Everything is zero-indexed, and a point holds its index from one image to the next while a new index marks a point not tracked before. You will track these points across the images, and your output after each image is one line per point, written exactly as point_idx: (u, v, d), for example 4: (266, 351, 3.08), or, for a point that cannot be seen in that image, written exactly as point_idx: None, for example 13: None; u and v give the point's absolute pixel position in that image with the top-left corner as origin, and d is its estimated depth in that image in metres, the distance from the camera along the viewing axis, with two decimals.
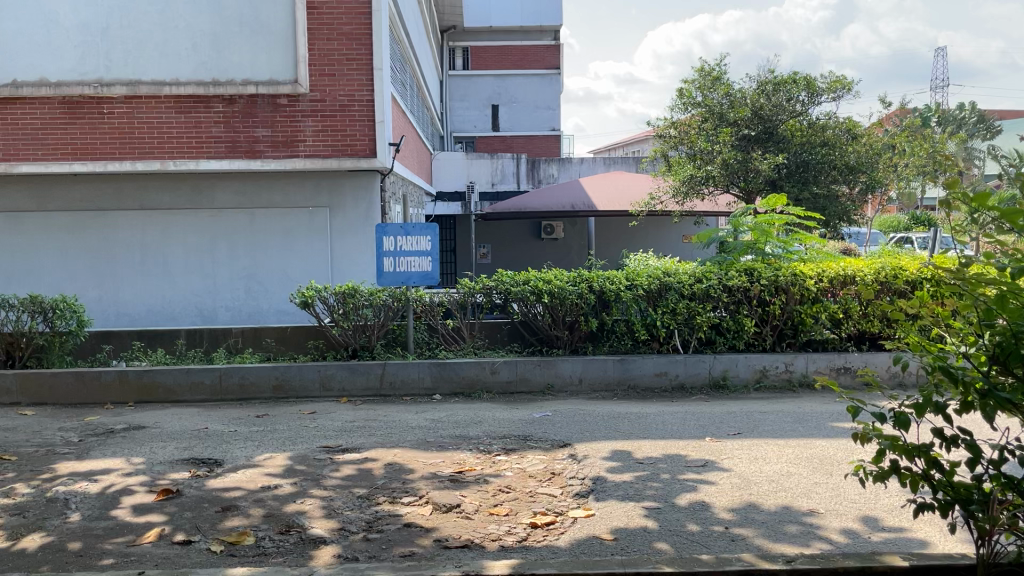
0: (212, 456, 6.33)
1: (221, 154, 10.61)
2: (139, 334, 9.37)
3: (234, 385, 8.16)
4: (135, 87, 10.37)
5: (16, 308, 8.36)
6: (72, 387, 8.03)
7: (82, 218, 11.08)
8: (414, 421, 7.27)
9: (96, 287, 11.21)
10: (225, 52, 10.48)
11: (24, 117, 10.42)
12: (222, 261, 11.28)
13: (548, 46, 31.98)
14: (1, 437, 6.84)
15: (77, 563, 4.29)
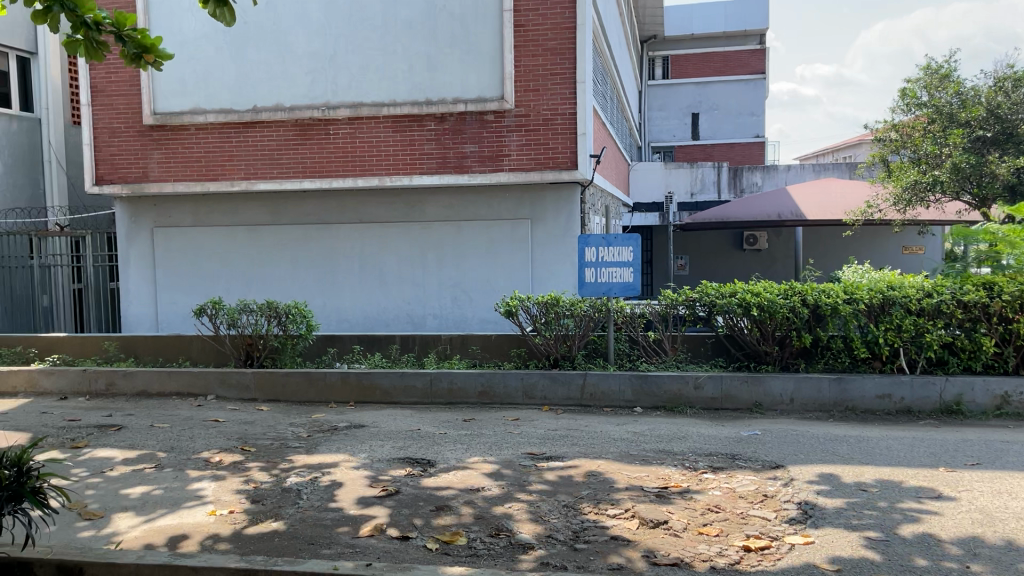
0: (425, 456, 6.64)
1: (432, 169, 11.16)
2: (359, 338, 10.04)
3: (443, 389, 8.51)
4: (357, 109, 11.14)
5: (256, 312, 9.23)
6: (300, 386, 8.73)
7: (310, 230, 12.03)
8: (617, 433, 7.24)
9: (320, 293, 12.11)
10: (438, 72, 11.02)
11: (262, 139, 11.46)
12: (431, 271, 11.85)
13: (752, 51, 31.01)
14: (242, 429, 7.56)
15: (309, 550, 4.62)
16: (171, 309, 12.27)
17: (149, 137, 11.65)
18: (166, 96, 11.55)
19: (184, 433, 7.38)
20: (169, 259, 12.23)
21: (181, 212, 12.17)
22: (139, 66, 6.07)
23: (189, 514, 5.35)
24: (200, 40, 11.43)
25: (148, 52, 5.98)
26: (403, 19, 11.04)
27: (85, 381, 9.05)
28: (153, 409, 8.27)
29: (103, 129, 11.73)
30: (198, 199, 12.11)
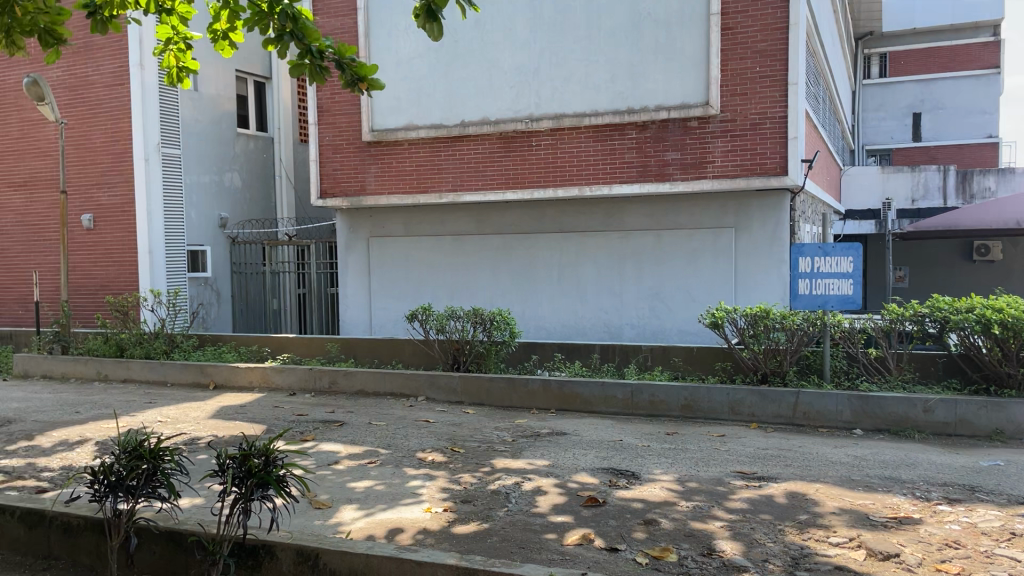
0: (630, 468, 6.56)
1: (633, 178, 11.08)
2: (560, 346, 10.15)
3: (644, 401, 8.40)
4: (560, 121, 11.29)
5: (463, 318, 9.62)
6: (504, 391, 8.93)
7: (510, 240, 12.33)
8: (834, 456, 6.80)
9: (519, 301, 12.37)
10: (641, 80, 10.93)
11: (469, 152, 11.90)
12: (629, 280, 11.76)
13: (985, 44, 28.39)
14: (451, 430, 7.85)
15: (520, 554, 4.66)
16: (383, 314, 13.01)
17: (366, 153, 12.43)
18: (382, 114, 12.28)
19: (399, 432, 7.77)
20: (382, 267, 12.98)
21: (393, 223, 12.87)
22: (355, 91, 6.46)
23: (406, 509, 5.61)
24: (414, 59, 12.05)
25: (361, 79, 6.35)
26: (607, 29, 11.06)
27: (311, 378, 9.79)
28: (370, 408, 8.78)
29: (327, 146, 12.66)
30: (409, 210, 12.76)
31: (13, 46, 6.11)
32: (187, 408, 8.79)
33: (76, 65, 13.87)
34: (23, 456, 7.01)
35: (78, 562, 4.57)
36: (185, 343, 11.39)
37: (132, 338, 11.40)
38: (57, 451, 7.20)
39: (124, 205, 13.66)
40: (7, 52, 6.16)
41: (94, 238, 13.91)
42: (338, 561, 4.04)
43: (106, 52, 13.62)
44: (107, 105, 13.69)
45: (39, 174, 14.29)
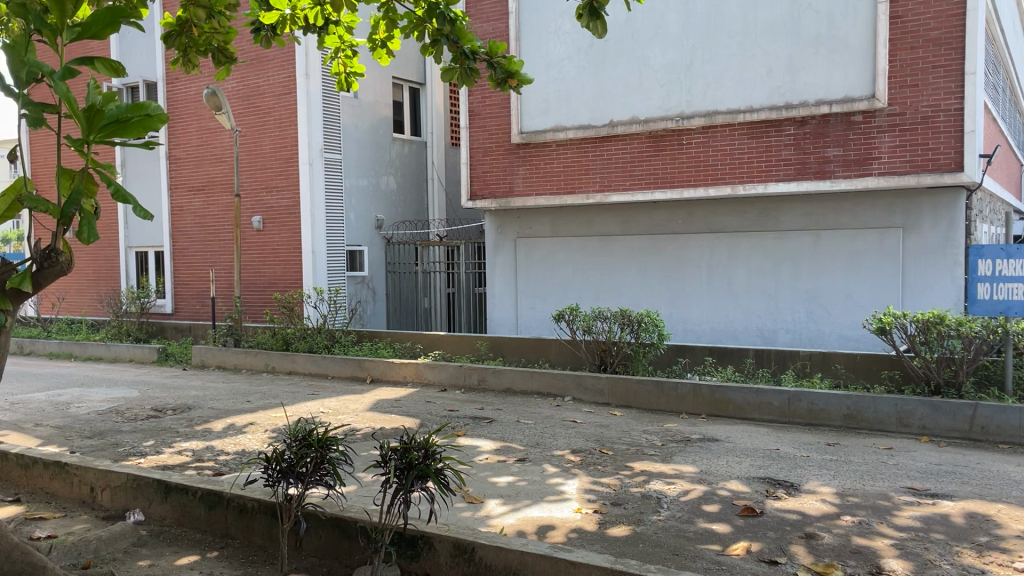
0: (788, 478, 6.29)
1: (790, 176, 10.65)
2: (711, 350, 9.89)
3: (802, 409, 8.04)
4: (712, 118, 11.01)
5: (610, 319, 9.56)
6: (653, 395, 8.79)
7: (659, 240, 12.13)
8: (1019, 475, 6.25)
9: (668, 303, 12.15)
10: (801, 74, 10.48)
11: (617, 152, 11.81)
12: (785, 283, 11.29)
13: None
14: (599, 432, 7.81)
15: (675, 561, 4.56)
16: (530, 314, 13.12)
17: (516, 155, 12.59)
18: (531, 115, 12.38)
19: (547, 431, 7.81)
20: (530, 266, 13.10)
21: (541, 224, 12.96)
22: (505, 91, 6.43)
23: (557, 509, 5.60)
24: (564, 60, 12.08)
25: (512, 76, 6.31)
26: (764, 22, 10.68)
27: (461, 375, 10.02)
28: (518, 406, 8.89)
29: (478, 148, 12.92)
30: (557, 211, 12.81)
31: (189, 65, 6.51)
32: (346, 400, 9.20)
33: (249, 76, 14.84)
34: (202, 440, 7.56)
35: (252, 542, 4.87)
36: (345, 338, 11.94)
37: (296, 332, 12.07)
38: (232, 437, 7.72)
39: (290, 207, 14.50)
40: (184, 71, 6.55)
41: (263, 239, 14.84)
42: (493, 555, 4.08)
43: (276, 64, 14.49)
44: (275, 114, 14.58)
45: (216, 180, 15.41)
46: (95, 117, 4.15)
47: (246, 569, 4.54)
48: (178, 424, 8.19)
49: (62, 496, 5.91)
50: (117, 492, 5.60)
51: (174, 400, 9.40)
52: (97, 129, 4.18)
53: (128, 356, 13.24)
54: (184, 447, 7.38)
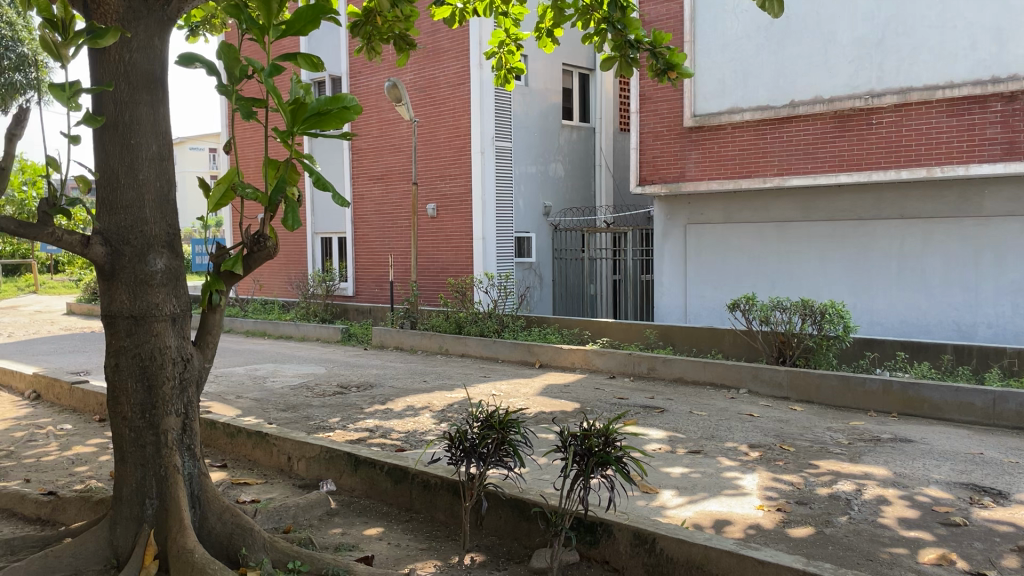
0: (995, 486, 5.78)
1: (996, 157, 9.75)
2: (903, 344, 9.26)
3: (1010, 412, 7.36)
4: (906, 95, 10.28)
5: (790, 310, 9.15)
6: (837, 390, 8.33)
7: (843, 226, 11.47)
8: None
9: (853, 293, 11.48)
10: (1010, 45, 9.56)
11: (799, 134, 11.25)
12: (987, 273, 10.38)
13: None
14: (779, 427, 7.50)
15: (867, 566, 4.31)
16: (700, 302, 12.81)
17: (688, 139, 12.28)
18: (705, 98, 12.04)
19: (722, 424, 7.60)
20: (702, 254, 12.76)
21: (713, 210, 12.58)
22: (664, 82, 6.29)
23: (738, 504, 5.42)
24: (741, 39, 11.65)
25: (673, 69, 6.17)
26: None
27: (631, 364, 9.94)
28: (691, 397, 8.71)
29: (648, 133, 12.71)
30: (730, 196, 12.39)
31: (372, 52, 6.81)
32: (517, 383, 9.37)
33: (425, 68, 15.34)
34: (384, 417, 7.93)
35: (435, 517, 5.05)
36: (514, 323, 12.12)
37: (469, 316, 12.40)
38: (411, 415, 8.05)
39: (463, 195, 14.90)
40: (368, 58, 6.85)
41: (437, 225, 15.35)
42: (675, 548, 4.01)
43: (451, 55, 14.90)
44: (450, 104, 15.00)
45: (394, 169, 16.09)
46: (300, 110, 4.43)
47: (430, 543, 4.72)
48: (361, 401, 8.65)
49: (263, 464, 6.39)
50: (311, 462, 5.98)
51: (358, 377, 9.94)
52: (301, 121, 4.45)
53: (315, 335, 14.13)
54: (367, 423, 7.77)
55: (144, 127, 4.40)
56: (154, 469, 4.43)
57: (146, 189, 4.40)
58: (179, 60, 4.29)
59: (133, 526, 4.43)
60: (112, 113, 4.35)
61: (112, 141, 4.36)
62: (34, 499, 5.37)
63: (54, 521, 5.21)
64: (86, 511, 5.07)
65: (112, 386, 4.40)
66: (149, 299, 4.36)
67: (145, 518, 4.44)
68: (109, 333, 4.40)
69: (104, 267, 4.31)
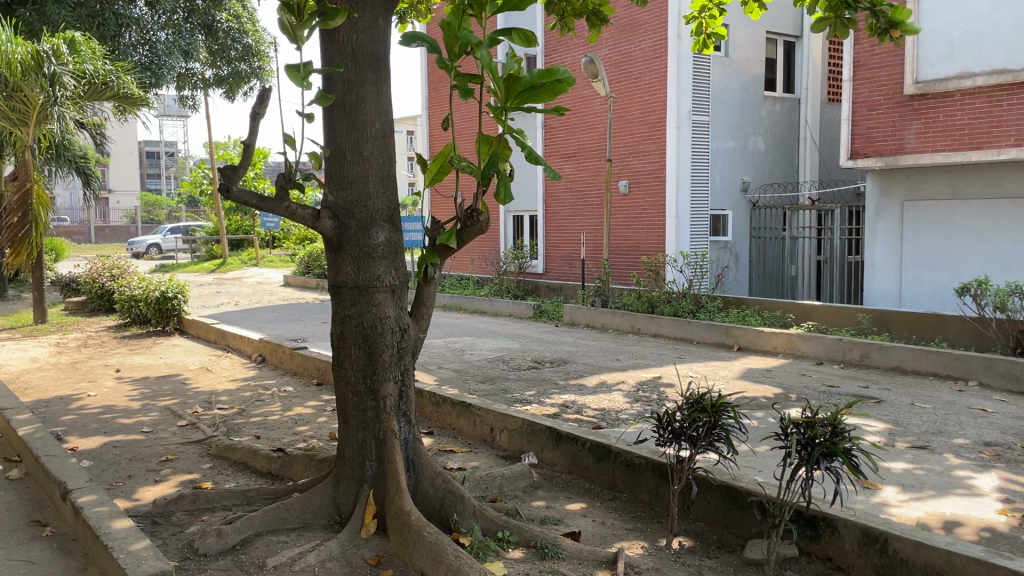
0: None
1: None
2: None
3: None
4: None
5: None
6: None
7: None
8: None
9: None
10: None
11: None
12: None
13: None
14: (1017, 425, 6.74)
15: None
16: (917, 286, 11.84)
17: (908, 107, 11.33)
18: (929, 62, 11.02)
19: (949, 418, 6.95)
20: (920, 233, 11.75)
21: (936, 185, 11.52)
22: (884, 41, 5.74)
23: (976, 507, 4.90)
24: None
25: (895, 27, 5.60)
26: None
27: (841, 350, 9.37)
28: (910, 388, 8.05)
29: (863, 102, 11.85)
30: (956, 169, 11.28)
31: (566, 28, 6.75)
32: (715, 366, 9.09)
33: (622, 43, 15.13)
34: (579, 393, 7.93)
35: (639, 498, 4.96)
36: (710, 304, 11.76)
37: (662, 296, 12.17)
38: (607, 392, 8.01)
39: (657, 172, 14.63)
40: (560, 34, 6.83)
41: (629, 203, 15.17)
42: (912, 551, 3.68)
43: (648, 28, 14.58)
44: (646, 78, 14.72)
45: (586, 146, 16.05)
46: (513, 84, 4.43)
47: (635, 524, 4.65)
48: (556, 376, 8.71)
49: (466, 433, 6.58)
50: (513, 435, 6.07)
51: (551, 353, 10.04)
52: (513, 96, 4.46)
53: (507, 311, 14.46)
54: (563, 398, 7.81)
55: (369, 105, 4.59)
56: (374, 432, 4.66)
57: (369, 165, 4.60)
58: (403, 40, 4.43)
59: (354, 485, 4.69)
60: (341, 93, 4.57)
61: (340, 120, 4.59)
62: (266, 454, 5.82)
63: (282, 476, 5.63)
64: (311, 468, 5.43)
65: (337, 351, 4.65)
66: (372, 270, 4.56)
67: (365, 478, 4.67)
68: (335, 302, 4.66)
69: (332, 239, 4.55)
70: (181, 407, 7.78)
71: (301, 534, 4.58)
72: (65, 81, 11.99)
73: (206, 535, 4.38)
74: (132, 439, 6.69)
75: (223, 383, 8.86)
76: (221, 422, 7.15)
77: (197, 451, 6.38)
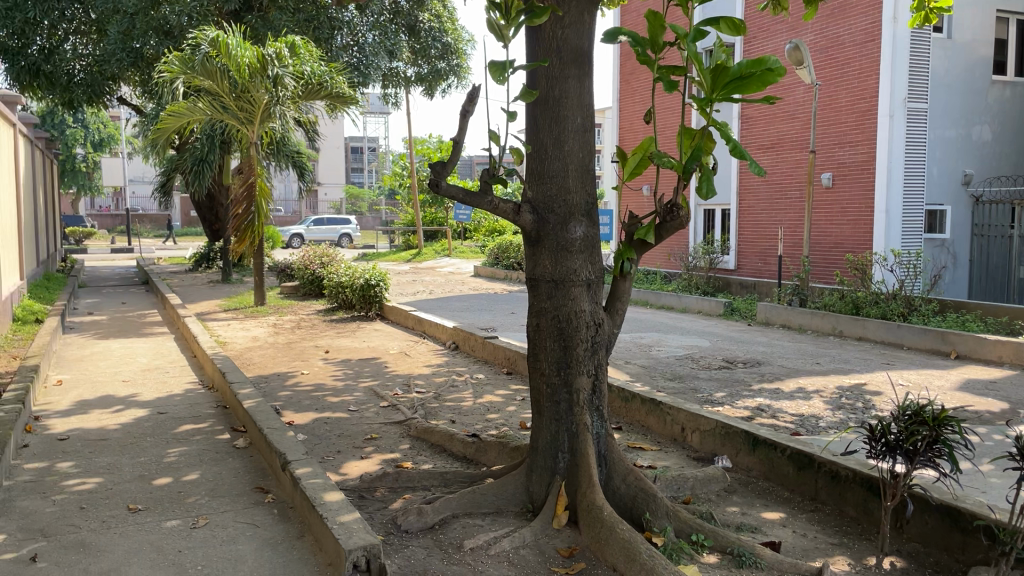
0: None
1: None
2: None
3: None
4: None
5: None
6: None
7: None
8: None
9: None
10: None
11: None
12: None
13: None
14: None
15: None
16: None
17: None
18: None
19: None
20: None
21: None
22: None
23: None
24: None
25: None
26: None
27: None
28: None
29: None
30: None
31: (778, 7, 6.49)
32: (928, 375, 8.39)
33: (829, 27, 14.31)
34: (775, 397, 7.58)
35: (844, 512, 4.70)
36: (924, 307, 10.88)
37: (868, 297, 11.40)
38: (805, 397, 7.60)
39: (865, 163, 13.72)
40: (773, 13, 6.59)
41: (832, 197, 14.33)
42: None
43: (859, 10, 13.69)
44: (854, 64, 13.84)
45: (786, 136, 15.34)
46: (720, 75, 4.28)
47: (841, 539, 4.40)
48: (749, 377, 8.39)
49: (656, 431, 6.48)
50: (706, 436, 5.91)
51: (744, 353, 9.67)
52: (720, 87, 4.31)
53: (697, 307, 14.11)
54: (756, 400, 7.50)
55: (571, 101, 4.61)
56: (567, 425, 4.68)
57: (570, 161, 4.62)
58: (604, 38, 4.41)
59: (546, 476, 4.74)
60: (544, 88, 4.63)
61: (543, 115, 4.65)
62: (461, 439, 6.03)
63: (477, 461, 5.83)
64: (505, 455, 5.57)
65: (533, 343, 4.73)
66: (569, 264, 4.59)
67: (557, 470, 4.71)
68: (533, 295, 4.73)
69: (531, 234, 4.63)
70: (382, 388, 8.22)
71: (495, 519, 4.70)
72: (286, 82, 13.00)
73: (408, 513, 4.61)
74: (339, 417, 7.16)
75: (419, 368, 9.27)
76: (420, 405, 7.50)
77: (398, 431, 6.72)
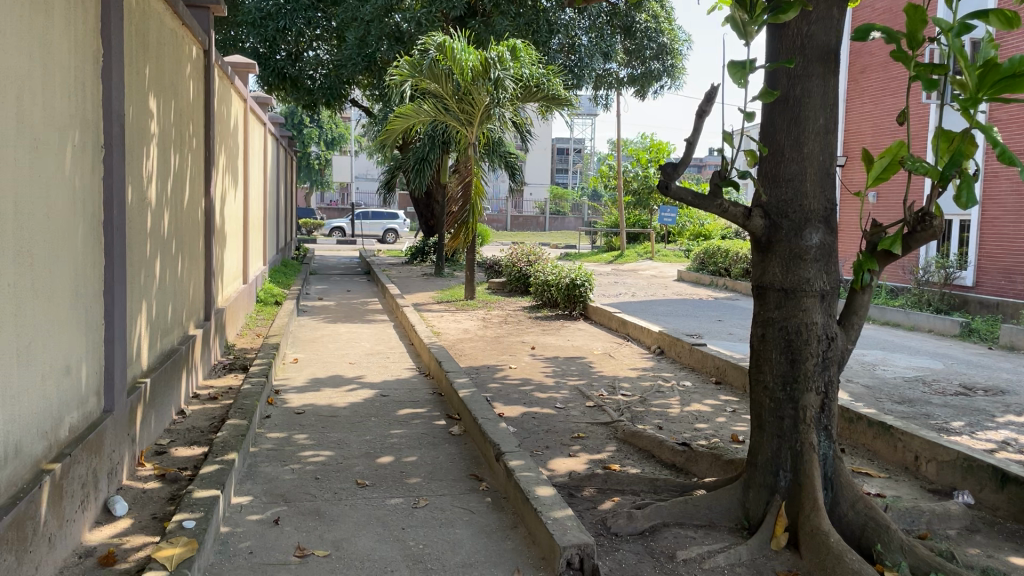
0: None
1: None
2: None
3: None
4: None
5: None
6: None
7: None
8: None
9: None
10: None
11: None
12: None
13: None
14: None
15: None
16: None
17: None
18: None
19: None
20: None
21: None
22: None
23: None
24: None
25: None
26: None
27: None
28: None
29: None
30: None
31: None
32: None
33: None
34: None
35: None
36: None
37: None
38: None
39: None
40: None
41: None
42: None
43: None
44: None
45: None
46: (989, 74, 3.87)
47: None
48: (992, 408, 7.57)
49: (884, 457, 6.02)
50: (943, 467, 5.41)
51: (985, 380, 8.77)
52: (988, 87, 3.89)
53: (928, 326, 13.02)
54: (1001, 433, 6.76)
55: (813, 101, 4.38)
56: (790, 442, 4.44)
57: (809, 163, 4.39)
58: (855, 34, 4.12)
59: (765, 493, 4.54)
60: (785, 88, 4.43)
61: (782, 115, 4.45)
62: (671, 447, 5.92)
63: (687, 471, 5.69)
64: (718, 468, 5.40)
65: (757, 353, 4.54)
66: (802, 273, 4.35)
67: (778, 489, 4.49)
68: (760, 303, 4.54)
69: (762, 240, 4.45)
70: (589, 388, 8.26)
71: (708, 532, 4.55)
72: (506, 84, 13.31)
73: (619, 516, 4.57)
74: (547, 413, 7.27)
75: (625, 370, 9.24)
76: (626, 408, 7.46)
77: (605, 432, 6.72)
